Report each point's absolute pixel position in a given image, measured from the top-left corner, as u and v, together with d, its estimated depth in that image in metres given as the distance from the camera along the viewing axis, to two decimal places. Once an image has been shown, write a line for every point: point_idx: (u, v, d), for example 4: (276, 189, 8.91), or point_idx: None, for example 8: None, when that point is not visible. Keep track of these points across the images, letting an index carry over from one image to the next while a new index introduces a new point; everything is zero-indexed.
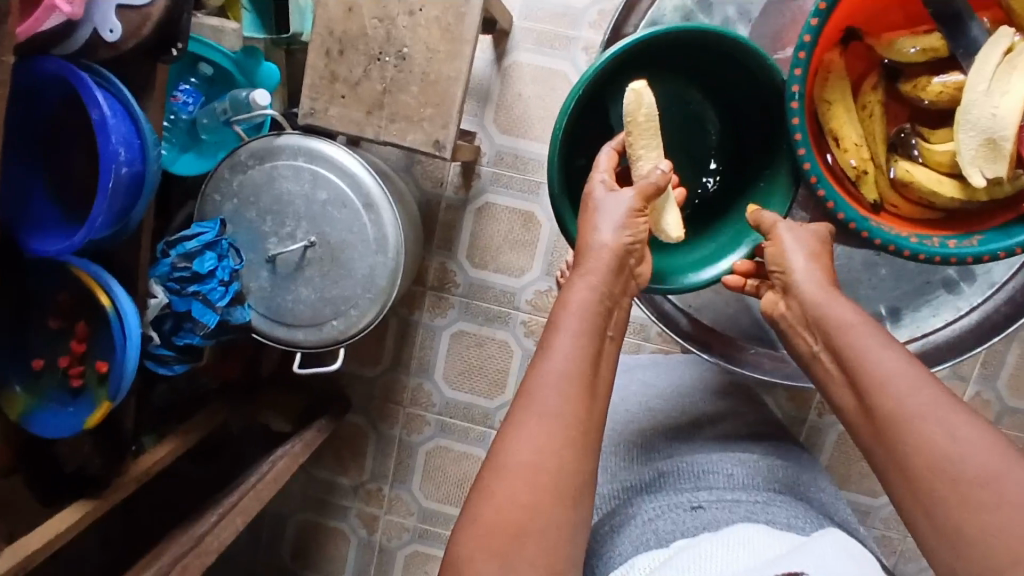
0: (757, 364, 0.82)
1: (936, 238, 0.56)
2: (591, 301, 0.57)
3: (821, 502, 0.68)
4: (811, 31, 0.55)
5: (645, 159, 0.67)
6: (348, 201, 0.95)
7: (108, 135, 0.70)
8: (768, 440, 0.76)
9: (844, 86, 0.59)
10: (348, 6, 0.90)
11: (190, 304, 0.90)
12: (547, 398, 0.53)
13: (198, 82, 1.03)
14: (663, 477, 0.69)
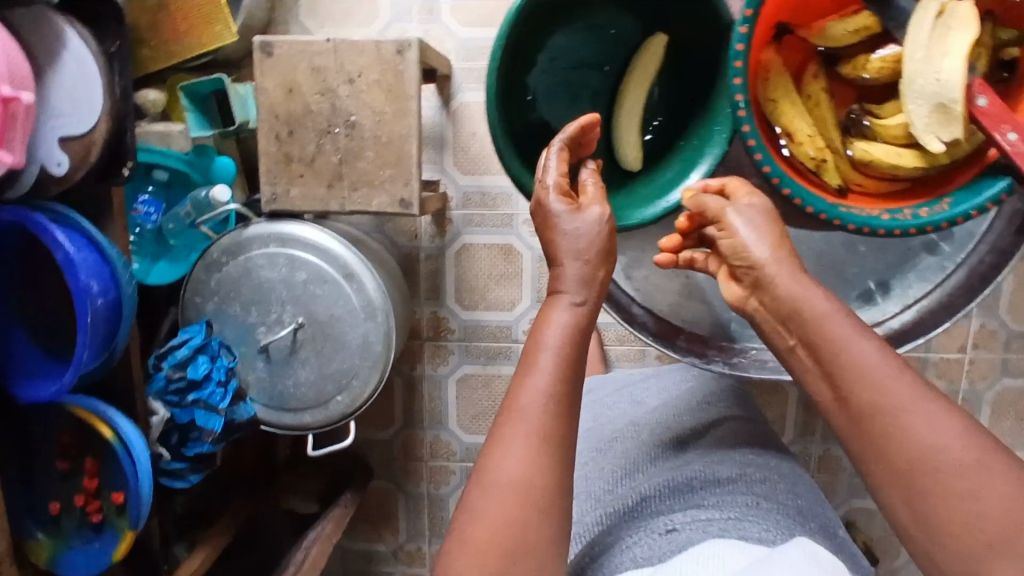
0: (759, 364, 0.79)
1: (911, 209, 0.56)
2: (569, 331, 0.57)
3: (808, 504, 0.66)
4: (742, 38, 0.55)
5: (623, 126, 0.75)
6: (327, 276, 0.95)
7: (76, 271, 0.69)
8: (755, 448, 0.73)
9: (785, 82, 0.61)
10: (287, 86, 0.90)
11: (193, 413, 0.90)
12: (513, 449, 0.53)
13: (156, 190, 1.02)
14: (645, 499, 0.66)
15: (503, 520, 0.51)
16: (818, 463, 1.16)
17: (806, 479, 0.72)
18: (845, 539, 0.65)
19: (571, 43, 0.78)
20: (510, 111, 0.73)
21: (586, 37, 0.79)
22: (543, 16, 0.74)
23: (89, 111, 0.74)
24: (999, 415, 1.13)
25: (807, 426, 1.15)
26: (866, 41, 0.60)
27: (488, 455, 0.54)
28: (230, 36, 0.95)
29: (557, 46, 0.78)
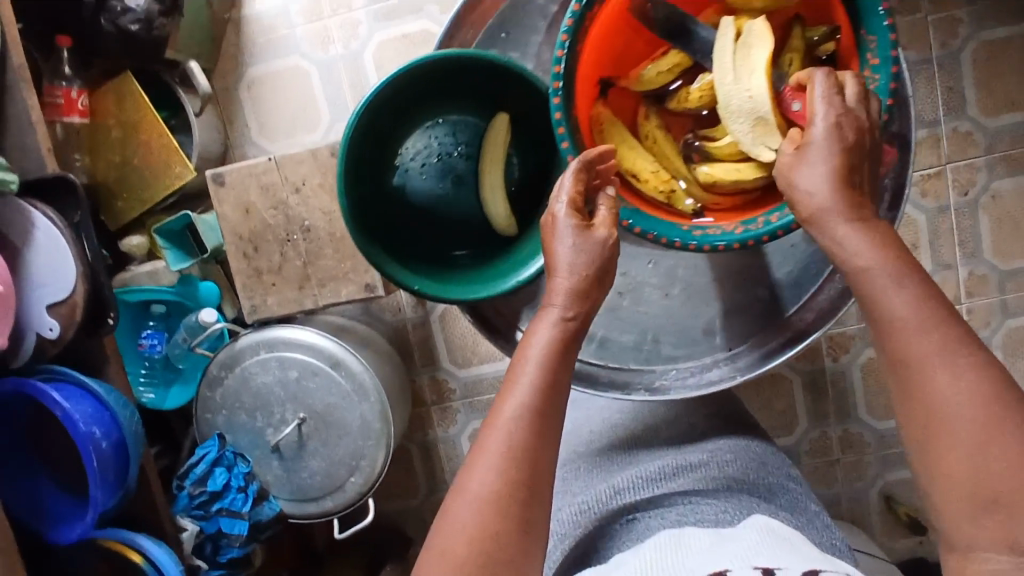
0: (681, 379, 0.72)
1: (765, 215, 0.59)
2: (552, 344, 0.56)
3: (772, 480, 0.73)
4: (559, 106, 0.58)
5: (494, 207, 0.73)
6: (317, 369, 1.01)
7: (76, 423, 0.78)
8: (717, 436, 0.81)
9: (617, 131, 0.64)
10: (244, 208, 0.98)
11: (218, 522, 0.98)
12: (488, 463, 0.52)
13: (157, 322, 1.11)
14: (620, 492, 0.74)
15: (476, 539, 0.49)
16: (841, 444, 1.14)
17: (774, 456, 0.79)
18: (815, 512, 0.71)
19: (427, 138, 0.78)
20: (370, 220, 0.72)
21: (443, 128, 0.78)
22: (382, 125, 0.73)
23: (66, 277, 0.84)
24: (1014, 357, 1.09)
25: (820, 410, 1.13)
26: (684, 74, 0.64)
27: (464, 473, 0.53)
28: (189, 172, 1.03)
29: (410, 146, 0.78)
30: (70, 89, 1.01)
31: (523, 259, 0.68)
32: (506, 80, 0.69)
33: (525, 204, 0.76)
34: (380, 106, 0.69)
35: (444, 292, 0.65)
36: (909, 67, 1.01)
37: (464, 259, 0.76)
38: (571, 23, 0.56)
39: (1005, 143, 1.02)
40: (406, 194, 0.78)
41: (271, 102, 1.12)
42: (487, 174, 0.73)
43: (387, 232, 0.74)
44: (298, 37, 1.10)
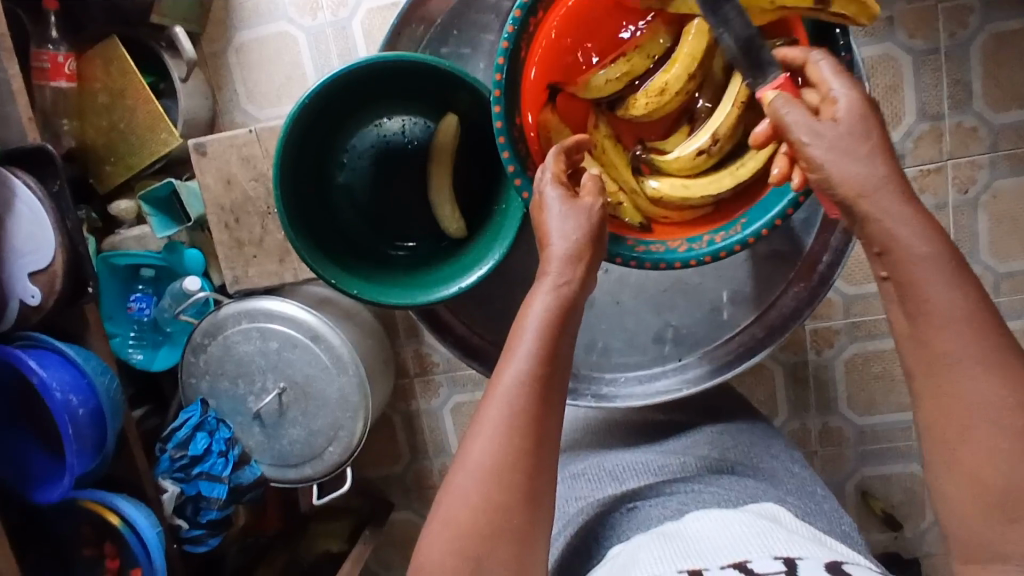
0: (628, 389, 0.79)
1: (708, 235, 0.64)
2: (548, 313, 0.55)
3: (776, 463, 0.72)
4: (500, 115, 0.61)
5: (441, 208, 0.75)
6: (297, 341, 1.01)
7: (52, 390, 0.82)
8: (717, 423, 0.80)
9: (567, 137, 0.65)
10: (225, 179, 0.98)
11: (198, 485, 1.02)
12: (489, 433, 0.52)
13: (146, 285, 1.13)
14: (622, 473, 0.73)
15: (476, 516, 0.50)
16: (820, 437, 1.13)
17: (776, 438, 0.78)
18: (822, 495, 0.67)
19: (374, 136, 0.79)
20: (313, 225, 0.73)
21: (392, 126, 0.79)
22: (323, 128, 0.75)
23: (47, 248, 0.86)
24: None
25: (800, 402, 1.12)
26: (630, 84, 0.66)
27: (463, 449, 0.53)
28: (174, 139, 1.03)
29: (357, 143, 0.79)
30: (56, 53, 1.02)
31: (472, 262, 0.72)
32: (444, 80, 0.70)
33: (471, 208, 0.78)
34: (317, 109, 0.70)
35: (384, 299, 0.69)
36: (915, 56, 0.99)
37: (399, 261, 0.78)
38: (511, 30, 0.60)
39: (1011, 140, 1.00)
40: (352, 193, 0.79)
41: (260, 70, 1.11)
42: (435, 179, 0.75)
43: (325, 229, 0.76)
44: (286, 2, 1.09)
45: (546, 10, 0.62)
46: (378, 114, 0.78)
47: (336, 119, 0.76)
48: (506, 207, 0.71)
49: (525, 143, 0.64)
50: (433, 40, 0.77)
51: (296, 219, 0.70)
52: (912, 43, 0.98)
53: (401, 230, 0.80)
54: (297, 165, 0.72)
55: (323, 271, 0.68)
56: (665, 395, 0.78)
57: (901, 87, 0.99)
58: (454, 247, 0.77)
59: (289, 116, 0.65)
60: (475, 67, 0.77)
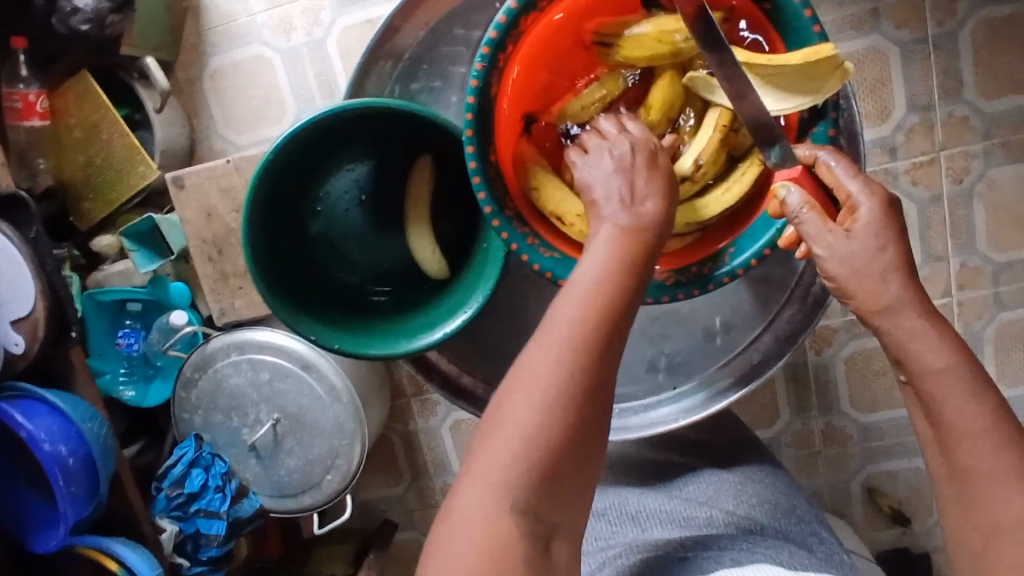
0: (626, 423, 0.79)
1: (694, 265, 0.64)
2: (622, 237, 0.54)
3: (804, 528, 0.70)
4: (473, 155, 0.60)
5: (422, 252, 0.74)
6: (288, 371, 0.99)
7: (40, 444, 0.81)
8: (734, 462, 0.81)
9: (543, 169, 0.65)
10: (206, 211, 0.96)
11: (196, 523, 1.01)
12: (531, 383, 0.50)
13: (134, 320, 1.11)
14: (649, 520, 0.72)
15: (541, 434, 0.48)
16: (823, 437, 1.12)
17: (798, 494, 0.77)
18: (849, 561, 0.67)
19: (347, 183, 0.77)
20: (288, 275, 0.72)
21: (363, 170, 0.77)
22: (294, 177, 0.74)
23: (26, 294, 0.86)
24: (1008, 351, 1.05)
25: (802, 403, 1.10)
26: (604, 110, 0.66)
27: (520, 368, 0.51)
28: (152, 172, 1.01)
29: (330, 189, 0.78)
30: (27, 92, 0.99)
31: (457, 304, 0.70)
32: (414, 121, 0.69)
33: (453, 246, 0.77)
34: (287, 158, 0.69)
35: (367, 351, 0.68)
36: (902, 48, 0.96)
37: (382, 307, 0.77)
38: (481, 66, 0.59)
39: (1004, 128, 0.98)
40: (329, 238, 0.79)
41: (236, 95, 1.09)
42: (413, 221, 0.74)
43: (304, 282, 0.75)
44: (259, 25, 1.07)
45: (517, 43, 0.61)
46: (350, 159, 0.77)
47: (308, 166, 0.75)
48: (486, 245, 0.69)
49: (501, 179, 0.63)
50: (402, 75, 0.75)
51: (269, 271, 0.69)
52: (899, 35, 0.96)
53: (381, 271, 0.79)
54: (268, 220, 0.71)
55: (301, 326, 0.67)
56: (664, 425, 0.77)
57: (889, 81, 0.97)
58: (437, 289, 0.76)
59: (257, 168, 0.64)
60: (447, 98, 0.75)
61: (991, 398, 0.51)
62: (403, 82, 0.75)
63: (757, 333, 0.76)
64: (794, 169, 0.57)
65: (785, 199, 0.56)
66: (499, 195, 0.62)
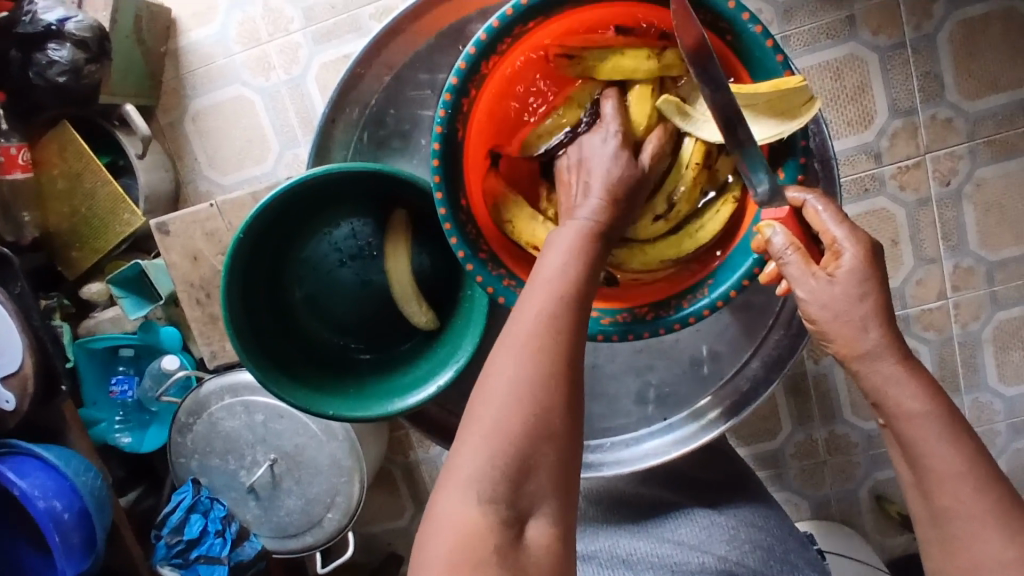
0: (616, 459, 0.78)
1: (674, 297, 0.64)
2: (586, 236, 0.54)
3: (796, 574, 0.69)
4: (443, 201, 0.60)
5: (404, 300, 0.73)
6: (283, 412, 0.98)
7: (33, 501, 0.81)
8: (727, 498, 0.80)
9: (515, 205, 0.65)
10: (192, 255, 0.96)
11: (196, 569, 1.00)
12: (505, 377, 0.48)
13: (128, 365, 1.10)
14: (639, 567, 0.69)
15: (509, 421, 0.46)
16: (827, 447, 1.10)
17: (793, 539, 0.76)
18: None
19: (326, 246, 0.77)
20: (271, 342, 0.72)
21: (341, 233, 0.77)
22: (275, 244, 0.74)
23: (15, 350, 0.86)
24: (1006, 350, 1.03)
25: (804, 413, 1.09)
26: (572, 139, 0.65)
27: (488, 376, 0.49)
28: (137, 218, 1.01)
29: (313, 252, 0.77)
30: (9, 146, 0.98)
31: (447, 357, 0.69)
32: (387, 180, 0.68)
33: (437, 297, 0.76)
34: (263, 227, 0.69)
35: (356, 412, 0.67)
36: (880, 54, 0.96)
37: (372, 366, 0.76)
38: (444, 114, 0.59)
39: (988, 128, 0.97)
40: (313, 299, 0.78)
41: (219, 136, 1.10)
42: (393, 277, 0.73)
43: (291, 350, 0.74)
44: (238, 65, 1.07)
45: (480, 86, 0.60)
46: (326, 222, 0.77)
47: (287, 231, 0.74)
48: (472, 292, 0.69)
49: (474, 223, 0.63)
50: (370, 122, 0.75)
51: (249, 340, 0.68)
52: (876, 40, 0.96)
53: (367, 327, 0.78)
54: (248, 294, 0.71)
55: (289, 396, 0.66)
56: (654, 458, 0.77)
57: (869, 87, 0.97)
58: (424, 342, 0.75)
59: (231, 242, 0.64)
60: (417, 143, 0.75)
61: (970, 446, 0.49)
62: (378, 120, 0.75)
63: (745, 358, 0.75)
64: (781, 209, 0.55)
65: (770, 238, 0.54)
66: (471, 237, 0.62)
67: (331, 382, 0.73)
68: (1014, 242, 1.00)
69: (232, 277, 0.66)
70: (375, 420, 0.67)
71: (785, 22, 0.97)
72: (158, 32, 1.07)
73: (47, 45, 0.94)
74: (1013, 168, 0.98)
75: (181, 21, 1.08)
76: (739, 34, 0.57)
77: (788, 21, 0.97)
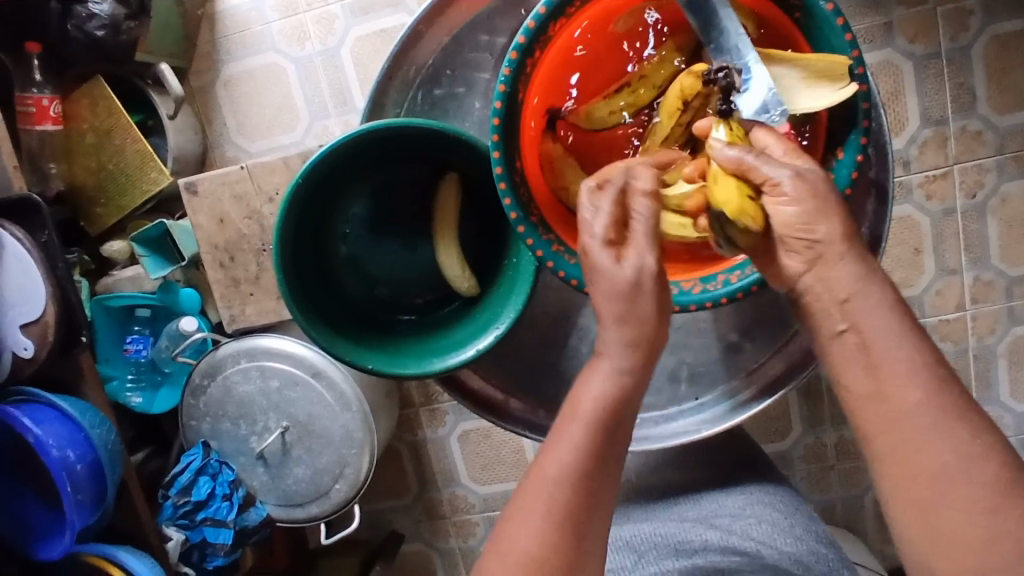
0: (643, 435, 0.78)
1: (723, 274, 0.64)
2: (615, 377, 0.54)
3: (806, 543, 0.69)
4: (500, 161, 0.60)
5: (450, 263, 0.73)
6: (297, 379, 0.98)
7: (48, 449, 0.81)
8: (740, 481, 0.80)
9: (571, 172, 0.66)
10: (218, 217, 0.96)
11: (203, 531, 1.00)
12: (527, 519, 0.50)
13: (143, 325, 1.10)
14: (645, 553, 0.71)
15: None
16: (836, 451, 1.10)
17: (802, 514, 0.75)
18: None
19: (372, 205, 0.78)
20: (316, 295, 0.72)
21: (388, 194, 0.78)
22: (324, 201, 0.74)
23: (38, 299, 0.87)
24: (1020, 365, 1.04)
25: (814, 416, 1.09)
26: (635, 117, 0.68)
27: (503, 524, 0.52)
28: (164, 178, 1.01)
29: (357, 212, 0.78)
30: (41, 97, 0.99)
31: (485, 322, 0.69)
32: (441, 142, 0.68)
33: (482, 264, 0.77)
34: (318, 180, 0.69)
35: (396, 369, 0.67)
36: (915, 62, 0.97)
37: (413, 327, 0.76)
38: (508, 72, 0.59)
39: (1018, 142, 0.98)
40: (355, 259, 0.79)
41: (250, 102, 1.10)
42: (439, 246, 0.74)
43: (332, 305, 0.74)
44: (273, 33, 1.08)
45: (543, 49, 0.61)
46: (377, 183, 0.77)
47: (336, 189, 0.75)
48: (517, 260, 0.69)
49: (526, 186, 0.63)
50: (423, 83, 0.75)
51: (297, 290, 0.68)
52: (912, 49, 0.97)
53: (409, 290, 0.79)
54: (298, 244, 0.71)
55: (333, 349, 0.66)
56: (681, 437, 0.77)
57: (903, 94, 0.98)
58: (463, 307, 0.76)
59: (288, 188, 0.64)
60: (470, 106, 0.76)
61: None
62: (424, 85, 0.75)
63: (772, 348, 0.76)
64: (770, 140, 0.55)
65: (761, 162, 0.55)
66: (524, 198, 0.62)
67: (371, 336, 0.73)
68: None
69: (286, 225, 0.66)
70: (415, 378, 0.68)
71: None
72: None
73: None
74: None
75: None
76: (808, 10, 0.58)
77: None
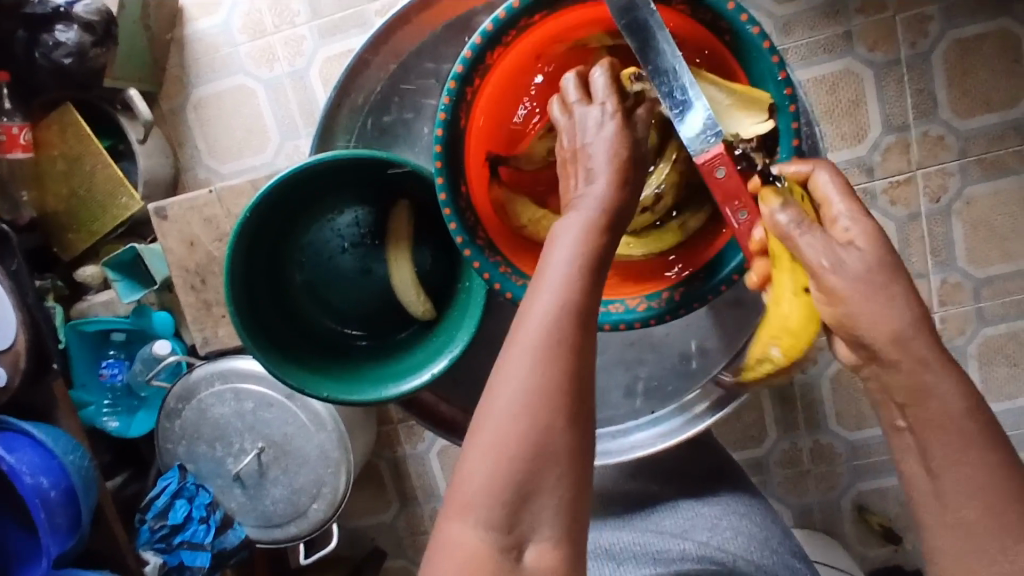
0: (602, 451, 0.79)
1: (666, 291, 0.66)
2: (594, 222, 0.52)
3: (780, 561, 0.69)
4: (443, 187, 0.61)
5: (405, 289, 0.74)
6: (272, 400, 0.98)
7: (21, 477, 0.81)
8: (711, 491, 0.81)
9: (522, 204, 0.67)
10: (188, 241, 0.96)
11: (180, 554, 1.00)
12: (522, 361, 0.47)
13: (118, 349, 1.09)
14: (623, 562, 0.70)
15: (491, 501, 0.45)
16: (811, 455, 1.11)
17: (776, 528, 0.76)
18: None
19: (329, 232, 0.79)
20: (271, 322, 0.73)
21: (345, 220, 0.79)
22: (277, 230, 0.75)
23: (8, 327, 0.87)
24: (992, 365, 1.05)
25: (789, 421, 1.10)
26: None
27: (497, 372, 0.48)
28: (135, 203, 1.01)
29: (314, 240, 0.79)
30: (11, 125, 0.98)
31: (442, 344, 0.70)
32: (389, 168, 0.69)
33: (438, 286, 0.77)
34: (268, 209, 0.70)
35: (351, 395, 0.68)
36: (875, 69, 0.98)
37: (370, 352, 0.77)
38: (448, 101, 0.60)
39: (980, 146, 0.99)
40: (313, 285, 0.80)
41: (221, 124, 1.10)
42: (393, 272, 0.75)
43: (289, 332, 0.75)
44: (241, 56, 1.08)
45: (483, 76, 0.62)
46: (332, 209, 0.78)
47: (291, 215, 0.76)
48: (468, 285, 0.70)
49: (473, 211, 0.64)
50: (375, 108, 0.76)
51: (250, 318, 0.69)
52: (871, 57, 0.98)
53: (368, 315, 0.80)
54: (251, 272, 0.72)
55: (285, 375, 0.67)
56: (638, 450, 0.78)
57: (864, 102, 0.99)
58: (420, 331, 0.76)
59: (237, 218, 0.65)
60: (419, 132, 0.76)
61: None
62: (382, 106, 0.76)
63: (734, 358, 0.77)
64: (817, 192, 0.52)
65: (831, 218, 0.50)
66: (471, 224, 0.63)
67: (328, 362, 0.74)
68: (1002, 259, 1.02)
69: (236, 256, 0.67)
70: (372, 403, 0.68)
71: (783, 36, 0.99)
72: (164, 20, 1.08)
73: (55, 27, 0.95)
74: (1003, 186, 1.00)
75: (188, 9, 1.09)
76: (737, 34, 0.59)
77: (785, 35, 0.98)
